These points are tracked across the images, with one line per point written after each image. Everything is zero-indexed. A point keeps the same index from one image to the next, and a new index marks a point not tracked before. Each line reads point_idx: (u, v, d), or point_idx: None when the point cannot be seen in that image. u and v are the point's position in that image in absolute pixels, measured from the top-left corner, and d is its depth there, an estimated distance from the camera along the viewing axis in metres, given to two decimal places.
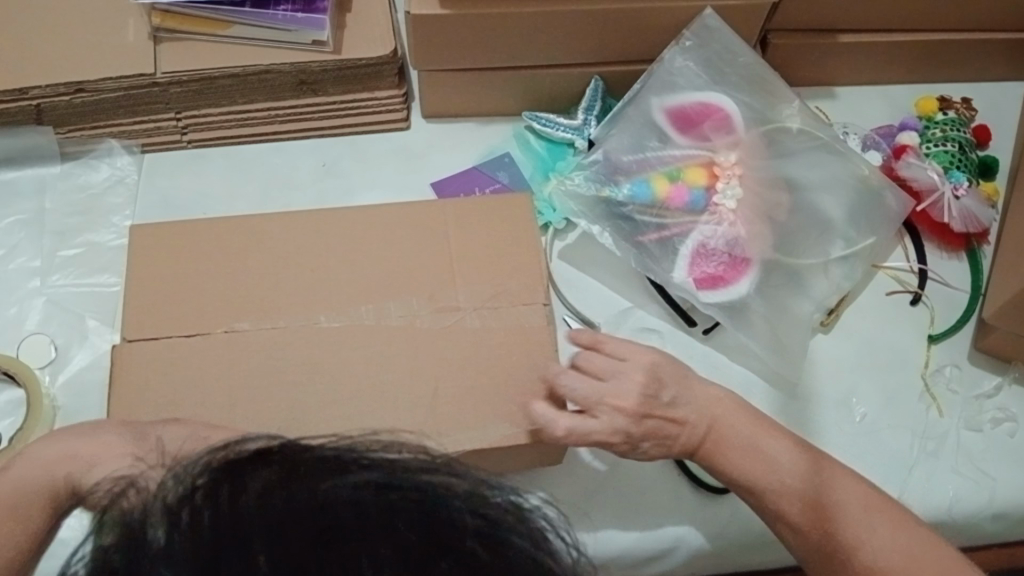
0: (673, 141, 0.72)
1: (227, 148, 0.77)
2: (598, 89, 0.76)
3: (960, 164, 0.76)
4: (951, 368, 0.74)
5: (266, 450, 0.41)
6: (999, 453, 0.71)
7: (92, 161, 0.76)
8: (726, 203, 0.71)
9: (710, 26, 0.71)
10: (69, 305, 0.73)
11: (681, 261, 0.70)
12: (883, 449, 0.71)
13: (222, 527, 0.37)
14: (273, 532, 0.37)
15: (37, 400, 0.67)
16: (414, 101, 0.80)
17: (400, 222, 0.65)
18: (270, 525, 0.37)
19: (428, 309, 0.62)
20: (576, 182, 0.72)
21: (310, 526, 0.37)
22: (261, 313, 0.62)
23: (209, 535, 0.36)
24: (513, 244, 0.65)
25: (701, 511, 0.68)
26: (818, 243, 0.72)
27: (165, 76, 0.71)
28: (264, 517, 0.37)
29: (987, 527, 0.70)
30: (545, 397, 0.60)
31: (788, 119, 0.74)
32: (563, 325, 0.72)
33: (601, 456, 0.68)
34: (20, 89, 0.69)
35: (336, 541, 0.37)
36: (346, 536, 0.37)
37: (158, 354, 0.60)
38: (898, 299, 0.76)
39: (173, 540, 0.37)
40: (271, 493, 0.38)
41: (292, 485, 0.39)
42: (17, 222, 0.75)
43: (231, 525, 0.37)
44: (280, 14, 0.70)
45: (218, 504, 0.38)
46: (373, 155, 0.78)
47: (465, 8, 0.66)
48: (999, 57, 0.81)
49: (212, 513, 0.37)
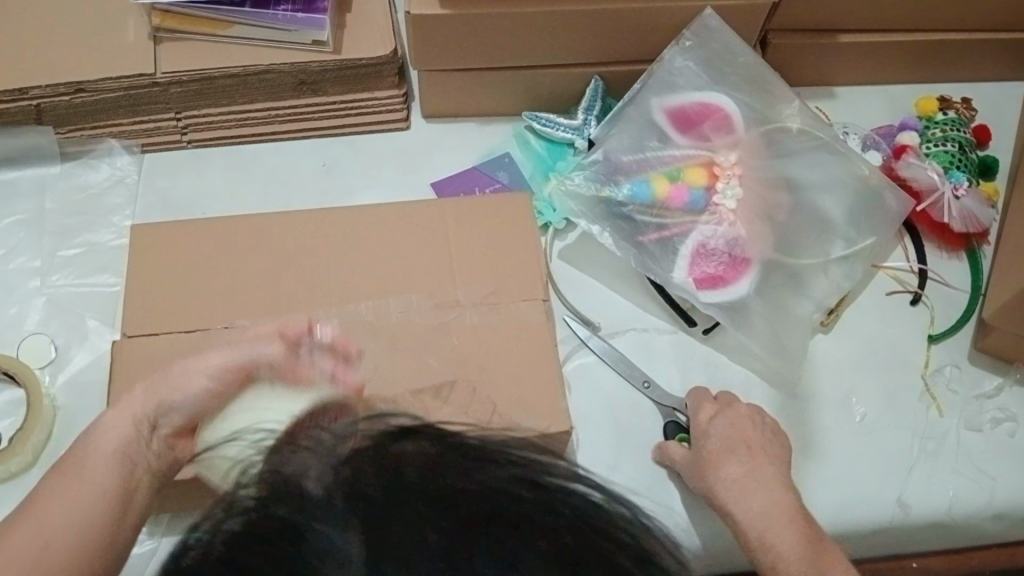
0: (672, 142, 0.72)
1: (228, 148, 0.77)
2: (598, 89, 0.76)
3: (959, 164, 0.76)
4: (951, 368, 0.74)
5: (418, 433, 0.47)
6: (998, 454, 0.71)
7: (93, 161, 0.76)
8: (726, 203, 0.71)
9: (710, 26, 0.71)
10: (69, 305, 0.73)
11: (681, 261, 0.70)
12: (883, 449, 0.71)
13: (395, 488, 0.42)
14: (436, 504, 0.42)
15: (37, 399, 0.67)
16: (414, 101, 0.80)
17: (401, 222, 0.65)
18: (436, 498, 0.42)
19: (428, 308, 0.62)
20: (576, 182, 0.72)
21: (465, 507, 0.41)
22: (262, 313, 0.62)
23: (378, 502, 0.41)
24: (513, 244, 0.65)
25: (701, 512, 0.68)
26: (818, 242, 0.72)
27: (165, 76, 0.71)
28: (428, 489, 0.42)
29: (989, 528, 0.70)
30: (546, 397, 0.60)
31: (788, 119, 0.74)
32: (563, 326, 0.72)
33: (600, 455, 0.69)
34: (20, 89, 0.69)
35: (490, 520, 0.41)
36: (501, 521, 0.41)
37: (158, 354, 0.60)
38: (898, 299, 0.76)
39: (338, 496, 0.42)
40: (432, 473, 0.43)
41: (446, 467, 0.44)
42: (17, 221, 0.75)
43: (406, 489, 0.42)
44: (280, 14, 0.69)
45: (383, 470, 0.43)
46: (374, 155, 0.78)
47: (465, 9, 0.66)
48: (999, 57, 0.81)
49: (380, 475, 0.43)
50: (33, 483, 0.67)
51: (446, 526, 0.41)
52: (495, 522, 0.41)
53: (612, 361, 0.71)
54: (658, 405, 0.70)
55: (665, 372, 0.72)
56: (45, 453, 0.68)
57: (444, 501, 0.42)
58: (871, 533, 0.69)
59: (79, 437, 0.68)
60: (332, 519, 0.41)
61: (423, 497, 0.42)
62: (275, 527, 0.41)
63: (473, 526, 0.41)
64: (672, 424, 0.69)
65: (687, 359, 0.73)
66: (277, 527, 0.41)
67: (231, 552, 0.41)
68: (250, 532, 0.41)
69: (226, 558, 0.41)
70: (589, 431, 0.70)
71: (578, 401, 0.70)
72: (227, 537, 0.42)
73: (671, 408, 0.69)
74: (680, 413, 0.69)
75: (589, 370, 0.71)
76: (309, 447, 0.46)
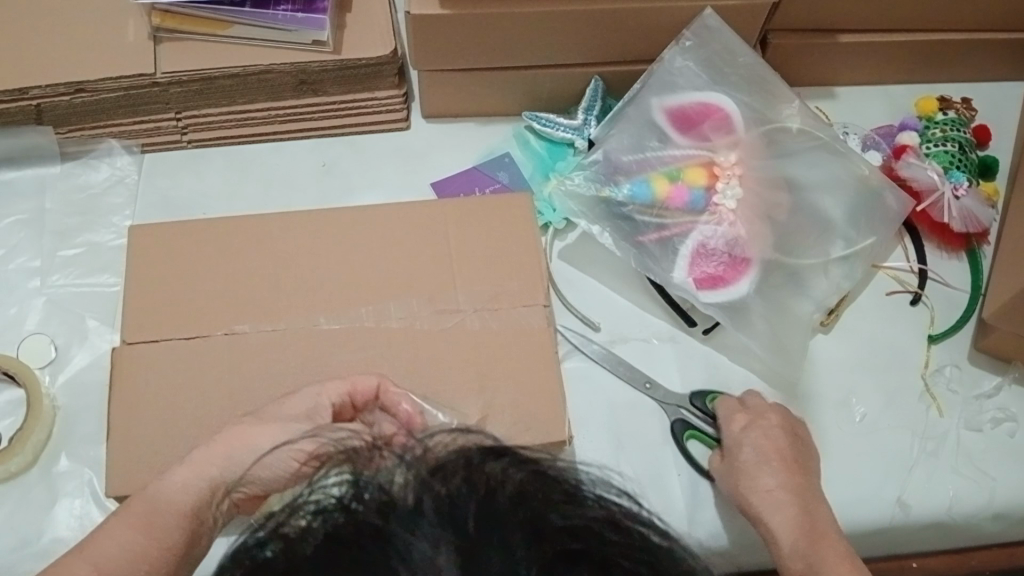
0: (672, 142, 0.72)
1: (228, 148, 0.77)
2: (598, 90, 0.76)
3: (959, 163, 0.76)
4: (951, 368, 0.74)
5: (504, 452, 0.45)
6: (998, 454, 0.71)
7: (92, 161, 0.76)
8: (726, 204, 0.71)
9: (709, 26, 0.71)
10: (69, 305, 0.73)
11: (681, 261, 0.70)
12: (883, 449, 0.71)
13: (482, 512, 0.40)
14: (535, 536, 0.39)
15: (37, 400, 0.67)
16: (414, 101, 0.80)
17: (402, 223, 0.65)
18: (530, 527, 0.39)
19: (428, 308, 0.62)
20: (576, 182, 0.71)
21: (561, 542, 0.40)
22: (262, 314, 0.62)
23: (467, 521, 0.39)
24: (513, 244, 0.65)
25: (701, 512, 0.67)
26: (819, 242, 0.72)
27: (165, 76, 0.71)
28: (524, 516, 0.40)
29: (988, 528, 0.70)
30: (546, 397, 0.60)
31: (788, 119, 0.74)
32: (563, 325, 0.73)
33: (600, 453, 0.69)
34: (20, 89, 0.69)
35: (584, 560, 0.40)
36: (587, 561, 0.40)
37: (158, 354, 0.60)
38: (898, 299, 0.76)
39: (430, 507, 0.40)
40: (527, 500, 0.41)
41: (543, 497, 0.41)
42: (17, 221, 0.75)
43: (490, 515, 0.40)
44: (280, 14, 0.70)
45: (474, 486, 0.41)
46: (374, 155, 0.78)
47: (465, 8, 0.66)
48: (999, 57, 0.81)
49: (474, 494, 0.40)
50: (34, 483, 0.67)
51: (539, 558, 0.39)
52: (590, 561, 0.40)
53: (610, 365, 0.71)
54: (661, 404, 0.70)
55: (665, 371, 0.72)
56: (45, 453, 0.68)
57: (539, 533, 0.39)
58: (871, 533, 0.69)
59: (79, 437, 0.68)
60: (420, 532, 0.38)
61: (519, 524, 0.39)
62: (361, 532, 0.39)
63: (568, 561, 0.39)
64: (679, 421, 0.69)
65: (687, 359, 0.73)
66: (370, 532, 0.39)
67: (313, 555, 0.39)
68: (338, 535, 0.39)
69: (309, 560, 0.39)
70: (589, 431, 0.69)
71: (577, 401, 0.70)
72: (307, 537, 0.40)
73: (675, 405, 0.69)
74: (685, 410, 0.69)
75: (589, 369, 0.71)
76: (400, 457, 0.45)
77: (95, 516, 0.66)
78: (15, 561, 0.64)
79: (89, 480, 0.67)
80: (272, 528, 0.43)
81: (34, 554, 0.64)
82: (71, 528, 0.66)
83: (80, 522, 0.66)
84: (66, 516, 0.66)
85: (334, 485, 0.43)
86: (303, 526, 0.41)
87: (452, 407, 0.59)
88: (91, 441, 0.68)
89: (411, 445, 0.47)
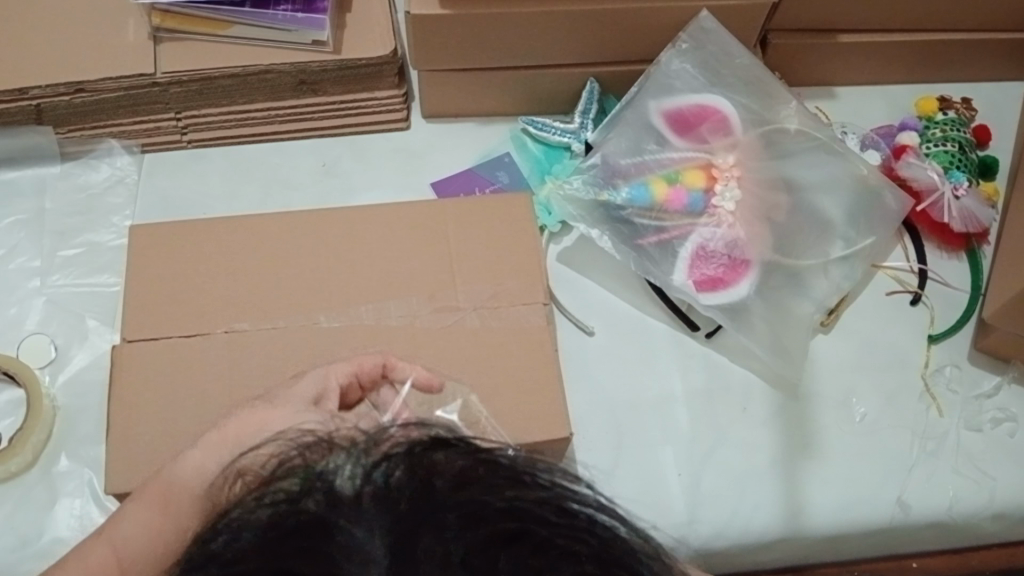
0: (671, 144, 0.72)
1: (227, 148, 0.77)
2: (593, 92, 0.76)
3: (959, 163, 0.76)
4: (951, 368, 0.74)
5: (450, 439, 0.41)
6: (998, 454, 0.71)
7: (92, 161, 0.76)
8: (725, 205, 0.71)
9: (707, 27, 0.71)
10: (69, 305, 0.73)
11: (681, 263, 0.70)
12: (883, 449, 0.71)
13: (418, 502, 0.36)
14: (472, 519, 0.36)
15: (37, 399, 0.67)
16: (414, 101, 0.80)
17: (402, 223, 0.65)
18: (467, 511, 0.36)
19: (428, 308, 0.62)
20: (574, 186, 0.71)
21: (498, 523, 0.36)
22: (263, 313, 0.62)
23: (405, 512, 0.36)
24: (513, 245, 0.65)
25: (702, 512, 0.68)
26: (818, 243, 0.72)
27: (165, 76, 0.71)
28: (460, 500, 0.37)
29: (988, 527, 0.70)
30: (545, 397, 0.60)
31: (787, 120, 0.73)
32: (563, 325, 0.73)
33: (600, 454, 0.69)
34: (20, 89, 0.69)
35: (524, 542, 0.36)
36: (527, 544, 0.36)
37: (158, 354, 0.60)
38: (898, 299, 0.76)
39: (369, 499, 0.36)
40: (467, 485, 0.37)
41: (486, 481, 0.38)
42: (17, 221, 0.75)
43: (426, 503, 0.36)
44: (280, 14, 0.70)
45: (415, 476, 0.37)
46: (374, 155, 0.78)
47: (465, 8, 0.66)
48: (999, 57, 0.81)
49: (411, 481, 0.37)
50: (34, 483, 0.67)
51: (474, 544, 0.36)
52: (530, 546, 0.36)
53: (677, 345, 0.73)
54: None
55: (666, 371, 0.72)
56: (45, 453, 0.68)
57: (476, 518, 0.36)
58: (871, 533, 0.69)
59: (79, 437, 0.68)
60: (355, 527, 0.35)
61: (455, 508, 0.36)
62: (296, 530, 0.36)
63: (506, 546, 0.36)
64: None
65: (686, 359, 0.73)
66: (307, 526, 0.36)
67: (248, 557, 0.36)
68: (276, 532, 0.36)
69: (242, 561, 0.36)
70: (589, 431, 0.69)
71: (577, 402, 0.70)
72: (243, 533, 0.37)
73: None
74: None
75: (589, 370, 0.71)
76: (343, 446, 0.41)
77: (95, 516, 0.66)
78: (15, 561, 0.64)
79: (89, 480, 0.67)
80: (210, 531, 0.40)
81: (34, 554, 0.64)
82: (71, 528, 0.66)
83: (80, 522, 0.66)
84: (67, 516, 0.66)
85: (276, 478, 0.40)
86: (241, 522, 0.38)
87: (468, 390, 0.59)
88: (91, 441, 0.68)
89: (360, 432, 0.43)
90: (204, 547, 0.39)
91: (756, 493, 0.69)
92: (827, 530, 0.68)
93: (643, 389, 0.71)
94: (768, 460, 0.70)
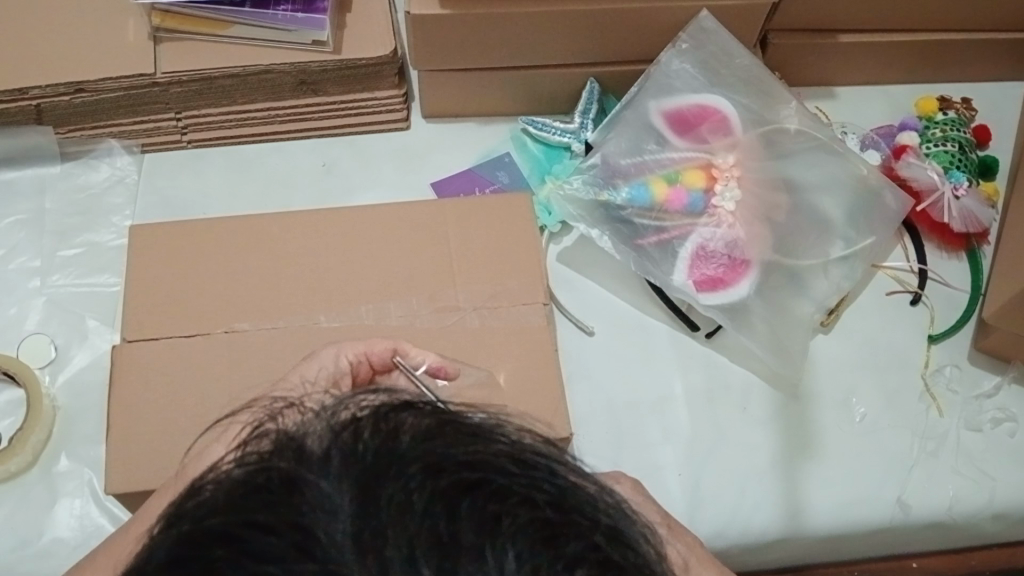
0: (671, 144, 0.72)
1: (227, 148, 0.77)
2: (593, 92, 0.76)
3: (959, 164, 0.76)
4: (951, 368, 0.74)
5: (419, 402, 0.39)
6: (998, 454, 0.71)
7: (92, 161, 0.76)
8: (726, 206, 0.71)
9: (707, 27, 0.71)
10: (69, 306, 0.73)
11: (681, 263, 0.70)
12: (884, 449, 0.71)
13: (382, 456, 0.35)
14: (433, 469, 0.35)
15: (36, 400, 0.67)
16: (414, 101, 0.80)
17: (401, 222, 0.65)
18: (430, 461, 0.35)
19: (429, 308, 0.62)
20: (574, 186, 0.71)
21: (458, 473, 0.35)
22: (263, 313, 0.62)
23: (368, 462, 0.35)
24: (513, 247, 0.65)
25: (701, 511, 0.68)
26: (818, 243, 0.72)
27: (165, 76, 0.71)
28: (423, 453, 0.36)
29: (987, 527, 0.70)
30: (545, 397, 0.60)
31: (787, 120, 0.73)
32: (563, 326, 0.73)
33: (599, 455, 0.69)
34: (20, 89, 0.69)
35: (485, 491, 0.35)
36: (490, 493, 0.35)
37: (158, 354, 0.60)
38: (898, 300, 0.76)
39: (335, 455, 0.35)
40: (431, 439, 0.36)
41: (449, 433, 0.37)
42: (17, 222, 0.75)
43: (391, 456, 0.35)
44: (280, 14, 0.70)
45: (379, 433, 0.36)
46: (374, 154, 0.78)
47: (465, 8, 0.66)
48: (999, 57, 0.81)
49: (375, 438, 0.36)
50: (34, 483, 0.67)
51: (436, 492, 0.34)
52: (491, 493, 0.35)
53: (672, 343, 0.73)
54: None
55: (666, 370, 0.72)
56: (45, 454, 0.68)
57: (438, 467, 0.35)
58: (871, 533, 0.69)
59: (79, 437, 0.68)
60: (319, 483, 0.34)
61: (418, 460, 0.35)
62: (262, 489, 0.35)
63: (469, 494, 0.35)
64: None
65: (686, 359, 0.73)
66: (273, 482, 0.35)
67: (213, 515, 0.35)
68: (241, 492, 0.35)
69: (206, 520, 0.35)
70: (589, 432, 0.69)
71: (577, 402, 0.70)
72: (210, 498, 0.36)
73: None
74: None
75: (589, 370, 0.71)
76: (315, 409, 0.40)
77: (95, 516, 0.66)
78: (16, 561, 0.64)
79: (89, 480, 0.67)
80: (179, 501, 0.39)
81: (35, 554, 0.65)
82: (71, 528, 0.66)
83: (80, 522, 0.66)
84: (67, 517, 0.66)
85: (245, 447, 0.39)
86: (209, 486, 0.37)
87: None
88: (91, 441, 0.68)
89: (329, 398, 0.42)
90: (175, 513, 0.37)
91: (756, 493, 0.69)
92: (827, 530, 0.68)
93: (643, 388, 0.71)
94: (768, 460, 0.70)
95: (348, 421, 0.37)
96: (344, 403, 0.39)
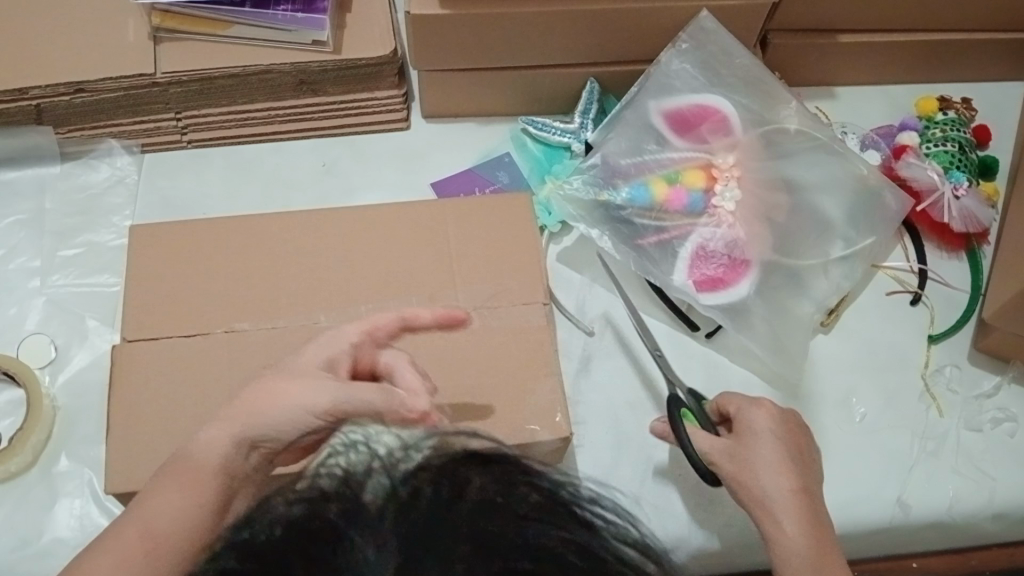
0: (671, 144, 0.72)
1: (227, 148, 0.77)
2: (593, 92, 0.76)
3: (959, 164, 0.76)
4: (951, 368, 0.74)
5: (482, 460, 0.42)
6: (999, 453, 0.71)
7: (93, 161, 0.76)
8: (726, 206, 0.71)
9: (706, 27, 0.71)
10: (69, 306, 0.73)
11: (681, 263, 0.70)
12: (883, 449, 0.71)
13: (435, 519, 0.38)
14: (477, 542, 0.38)
15: (36, 402, 0.67)
16: (414, 101, 0.80)
17: (402, 222, 0.65)
18: (477, 536, 0.38)
19: (428, 308, 0.62)
20: (574, 186, 0.71)
21: (500, 551, 0.38)
22: (263, 313, 0.62)
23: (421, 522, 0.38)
24: (512, 247, 0.65)
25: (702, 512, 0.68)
26: (818, 243, 0.72)
27: (164, 76, 0.71)
28: (472, 524, 0.38)
29: (988, 527, 0.70)
30: (546, 397, 0.60)
31: (787, 120, 0.73)
32: (563, 326, 0.73)
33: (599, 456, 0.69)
34: (19, 89, 0.69)
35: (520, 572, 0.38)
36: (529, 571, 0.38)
37: (158, 354, 0.60)
38: (898, 300, 0.76)
39: (390, 515, 0.38)
40: (484, 513, 0.39)
41: (503, 508, 0.39)
42: (17, 222, 0.75)
43: (441, 521, 0.38)
44: (279, 14, 0.70)
45: (438, 496, 0.39)
46: (374, 154, 0.78)
47: (465, 8, 0.66)
48: (999, 57, 0.81)
49: (434, 497, 0.39)
50: (34, 483, 0.67)
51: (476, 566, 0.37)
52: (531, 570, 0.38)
53: (670, 342, 0.73)
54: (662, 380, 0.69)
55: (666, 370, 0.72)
56: (45, 454, 0.68)
57: (483, 542, 0.38)
58: (871, 534, 0.69)
59: (79, 437, 0.68)
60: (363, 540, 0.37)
61: (466, 532, 0.38)
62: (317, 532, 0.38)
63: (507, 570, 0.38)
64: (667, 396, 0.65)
65: (686, 359, 0.73)
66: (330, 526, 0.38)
67: (273, 546, 0.38)
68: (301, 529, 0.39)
69: (267, 544, 0.38)
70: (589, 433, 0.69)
71: (577, 402, 0.70)
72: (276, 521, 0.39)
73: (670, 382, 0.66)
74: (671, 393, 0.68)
75: (589, 371, 0.71)
76: (381, 457, 0.43)
77: (95, 516, 0.66)
78: (15, 561, 0.64)
79: (89, 480, 0.67)
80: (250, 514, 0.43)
81: (34, 554, 0.65)
82: (71, 528, 0.66)
83: (80, 522, 0.66)
84: (67, 516, 0.66)
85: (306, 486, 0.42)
86: (282, 507, 0.40)
87: (456, 389, 0.60)
88: (91, 441, 0.68)
89: (396, 438, 0.45)
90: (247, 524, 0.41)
91: None
92: None
93: (643, 389, 0.71)
94: None
95: (410, 478, 0.40)
96: (413, 458, 0.42)
